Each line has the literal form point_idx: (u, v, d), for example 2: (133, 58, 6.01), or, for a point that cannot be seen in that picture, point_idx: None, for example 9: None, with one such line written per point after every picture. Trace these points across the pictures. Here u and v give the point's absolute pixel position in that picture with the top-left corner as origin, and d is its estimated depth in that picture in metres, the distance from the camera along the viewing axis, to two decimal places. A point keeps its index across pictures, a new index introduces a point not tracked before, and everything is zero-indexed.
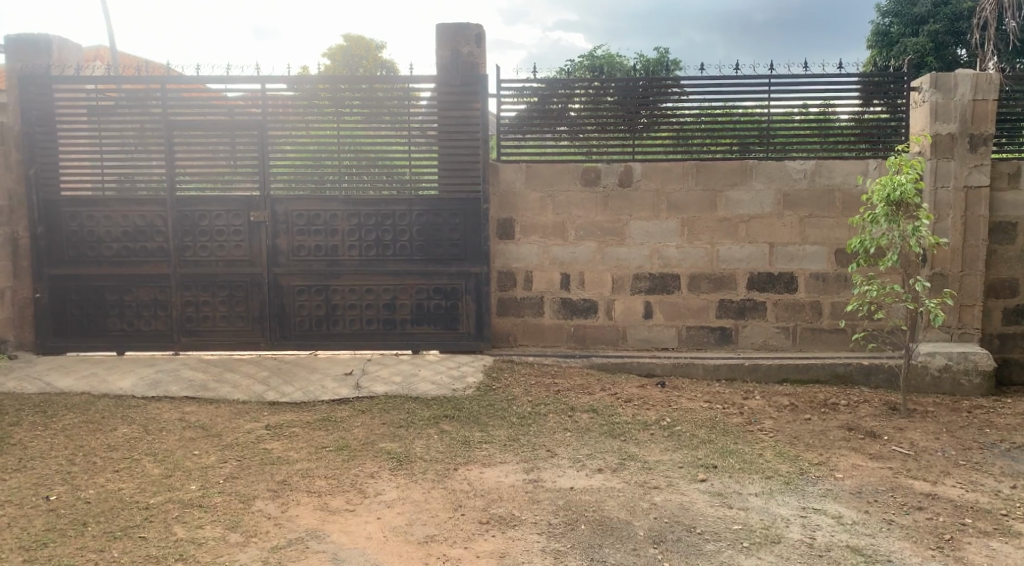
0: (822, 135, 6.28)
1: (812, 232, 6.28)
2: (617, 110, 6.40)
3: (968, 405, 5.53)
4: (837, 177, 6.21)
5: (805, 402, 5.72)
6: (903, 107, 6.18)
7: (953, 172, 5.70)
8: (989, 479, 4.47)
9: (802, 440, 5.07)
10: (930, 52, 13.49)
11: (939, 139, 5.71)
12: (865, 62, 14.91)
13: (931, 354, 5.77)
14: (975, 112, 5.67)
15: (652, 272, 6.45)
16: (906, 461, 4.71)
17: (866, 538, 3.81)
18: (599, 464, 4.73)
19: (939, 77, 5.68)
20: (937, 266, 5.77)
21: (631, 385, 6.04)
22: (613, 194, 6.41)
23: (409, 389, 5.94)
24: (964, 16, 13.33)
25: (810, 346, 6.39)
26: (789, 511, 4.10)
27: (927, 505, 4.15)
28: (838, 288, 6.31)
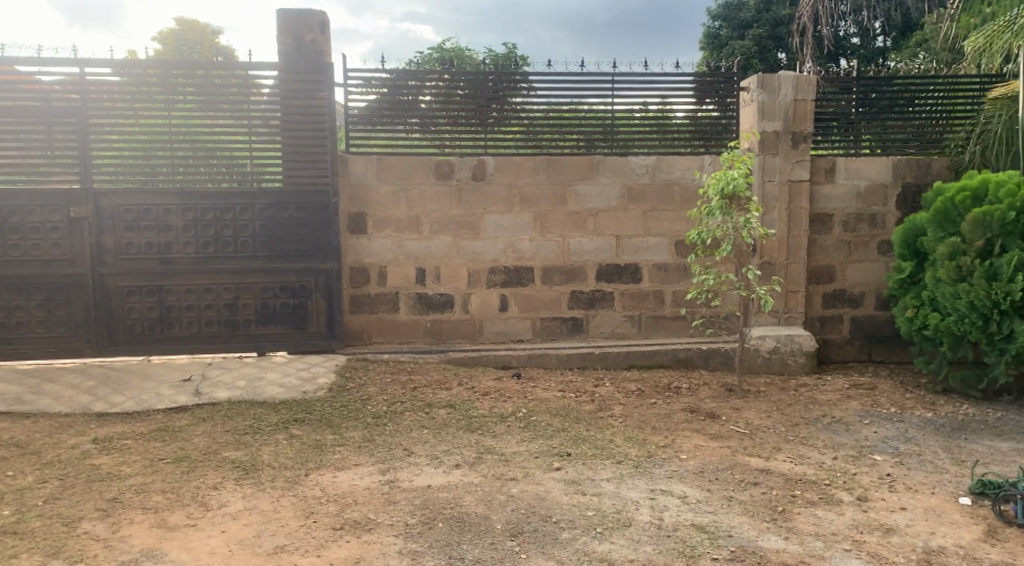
0: (661, 132, 6.52)
1: (655, 225, 6.52)
2: (467, 103, 6.35)
3: (795, 384, 5.96)
4: (676, 172, 6.48)
5: (651, 387, 5.94)
6: (733, 106, 6.52)
7: (778, 168, 6.11)
8: (814, 452, 4.83)
9: (650, 424, 5.25)
10: (754, 55, 14.47)
11: (765, 136, 6.09)
12: (699, 63, 15.82)
13: (762, 337, 6.16)
14: (796, 112, 6.09)
15: (506, 265, 6.45)
16: (743, 439, 5.01)
17: (708, 515, 3.99)
18: (456, 460, 4.65)
19: (765, 77, 6.05)
20: (766, 255, 6.18)
21: (488, 378, 6.01)
22: (466, 188, 6.34)
23: (255, 393, 5.58)
24: (782, 22, 14.42)
25: (655, 333, 6.64)
26: (639, 494, 4.22)
27: (761, 480, 4.42)
28: (678, 278, 6.59)
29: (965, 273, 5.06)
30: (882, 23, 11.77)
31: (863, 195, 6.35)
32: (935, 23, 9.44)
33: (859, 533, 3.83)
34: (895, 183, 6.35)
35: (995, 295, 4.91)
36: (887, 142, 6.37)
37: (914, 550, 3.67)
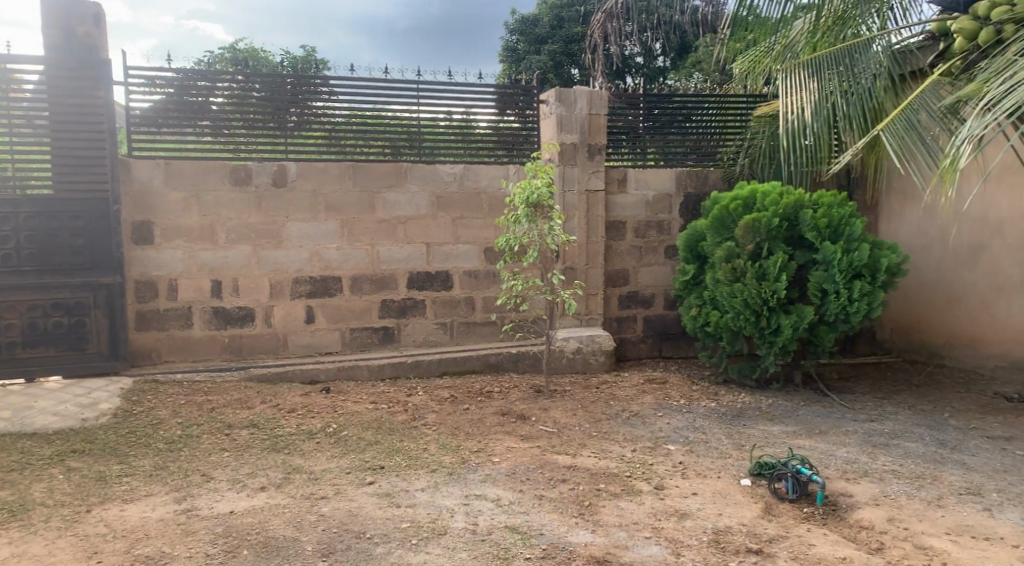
0: (465, 141, 6.58)
1: (463, 232, 6.58)
2: (264, 107, 6.03)
3: (597, 381, 6.27)
4: (483, 180, 6.59)
5: (463, 392, 5.97)
6: (533, 118, 6.75)
7: (576, 178, 6.42)
8: (616, 446, 5.11)
9: (462, 430, 5.28)
10: (550, 70, 15.15)
11: (564, 147, 6.37)
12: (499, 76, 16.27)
13: (566, 339, 6.41)
14: (590, 125, 6.44)
15: (312, 275, 6.20)
16: (551, 438, 5.18)
17: (521, 516, 4.07)
18: (262, 482, 4.37)
19: (562, 91, 6.33)
20: (568, 261, 6.45)
21: (294, 394, 5.72)
22: (266, 195, 6.01)
23: (22, 425, 4.89)
24: (574, 40, 15.24)
25: (466, 339, 6.68)
26: (454, 501, 4.22)
27: (570, 476, 4.60)
28: (487, 284, 6.69)
29: (739, 274, 5.61)
30: (661, 46, 12.83)
31: (651, 204, 6.84)
32: (707, 47, 10.45)
33: (658, 520, 4.10)
34: (679, 193, 6.91)
35: (765, 293, 5.50)
36: (669, 154, 6.92)
37: (705, 532, 3.98)
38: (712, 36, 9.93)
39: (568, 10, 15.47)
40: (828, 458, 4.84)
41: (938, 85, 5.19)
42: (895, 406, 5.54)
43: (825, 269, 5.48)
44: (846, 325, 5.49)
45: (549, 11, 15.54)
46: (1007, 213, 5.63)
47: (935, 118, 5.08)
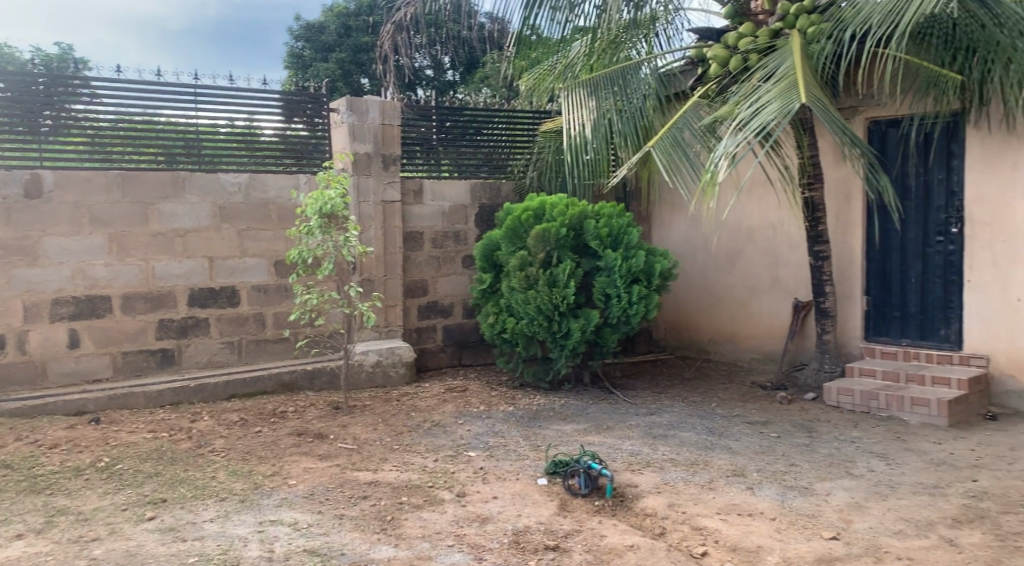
0: (250, 149, 6.26)
1: (251, 245, 6.25)
2: (11, 108, 5.35)
3: (397, 394, 6.20)
4: (271, 191, 6.30)
5: (254, 414, 5.65)
6: (321, 126, 6.58)
7: (371, 188, 6.35)
8: (418, 457, 5.10)
9: (255, 454, 5.00)
10: (339, 78, 14.89)
11: (358, 157, 6.26)
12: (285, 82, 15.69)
13: (364, 353, 6.28)
14: (384, 135, 6.40)
15: (76, 295, 5.56)
16: (351, 456, 5.06)
17: (320, 538, 3.92)
18: (17, 530, 3.84)
19: (353, 100, 6.23)
20: (365, 272, 6.34)
21: (56, 428, 5.09)
22: (17, 207, 5.32)
23: None
24: (362, 49, 15.09)
25: (257, 358, 6.33)
26: (247, 529, 3.97)
27: (370, 493, 4.52)
28: (279, 299, 6.40)
29: (532, 281, 5.83)
30: (449, 59, 13.08)
31: (447, 214, 6.93)
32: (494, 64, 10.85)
33: (459, 527, 4.14)
34: (473, 204, 7.07)
35: (556, 300, 5.76)
36: (463, 167, 7.06)
37: (505, 534, 4.09)
38: (499, 55, 10.33)
39: (356, 19, 15.28)
40: (616, 452, 5.17)
41: (698, 107, 5.73)
42: (672, 399, 6.04)
43: (608, 275, 5.85)
44: (627, 326, 5.90)
45: (336, 18, 15.27)
46: (757, 221, 6.37)
47: (697, 136, 5.60)
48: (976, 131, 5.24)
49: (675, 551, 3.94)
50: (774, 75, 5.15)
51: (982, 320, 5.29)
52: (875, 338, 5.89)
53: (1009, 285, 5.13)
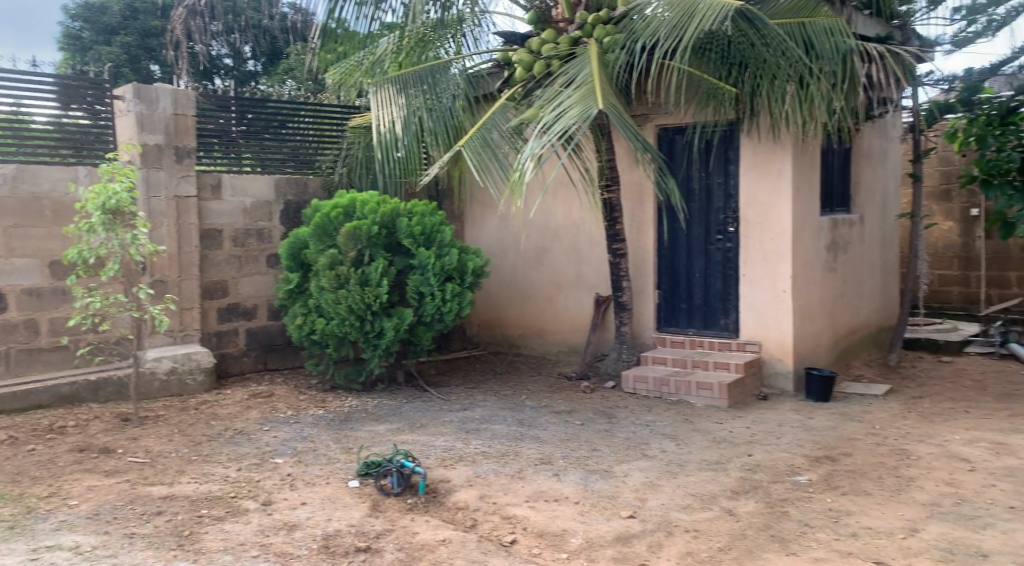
0: (17, 137, 5.63)
1: (19, 244, 5.64)
2: None
3: (195, 402, 5.84)
4: (44, 184, 5.71)
5: (27, 432, 5.09)
6: (104, 115, 6.07)
7: (163, 182, 5.95)
8: (218, 467, 4.84)
9: (26, 475, 4.51)
10: (125, 64, 13.81)
11: (147, 149, 5.84)
12: (61, 65, 14.25)
13: (158, 359, 5.86)
14: (177, 126, 6.01)
15: None
16: (142, 470, 4.70)
17: (107, 560, 3.61)
18: None
19: (140, 88, 5.80)
20: (156, 273, 5.93)
21: None
22: None
23: None
24: (151, 33, 14.07)
25: (31, 369, 5.70)
26: (17, 558, 3.57)
27: (165, 508, 4.22)
28: (55, 303, 5.81)
29: (342, 280, 5.72)
30: (248, 49, 12.54)
31: (249, 212, 6.63)
32: (298, 55, 10.60)
33: (265, 537, 3.97)
34: (278, 201, 6.81)
35: (368, 299, 5.69)
36: (267, 161, 6.80)
37: (314, 539, 3.97)
38: (302, 45, 10.11)
39: (143, 1, 14.20)
40: (428, 449, 5.20)
41: (505, 109, 5.88)
42: (483, 394, 6.17)
43: (421, 273, 5.86)
44: (440, 324, 5.95)
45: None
46: (563, 220, 6.67)
47: (504, 137, 5.75)
48: (749, 139, 5.81)
49: (485, 542, 4.03)
50: (574, 80, 5.40)
51: (756, 310, 5.87)
52: (667, 329, 6.34)
53: (777, 278, 5.74)
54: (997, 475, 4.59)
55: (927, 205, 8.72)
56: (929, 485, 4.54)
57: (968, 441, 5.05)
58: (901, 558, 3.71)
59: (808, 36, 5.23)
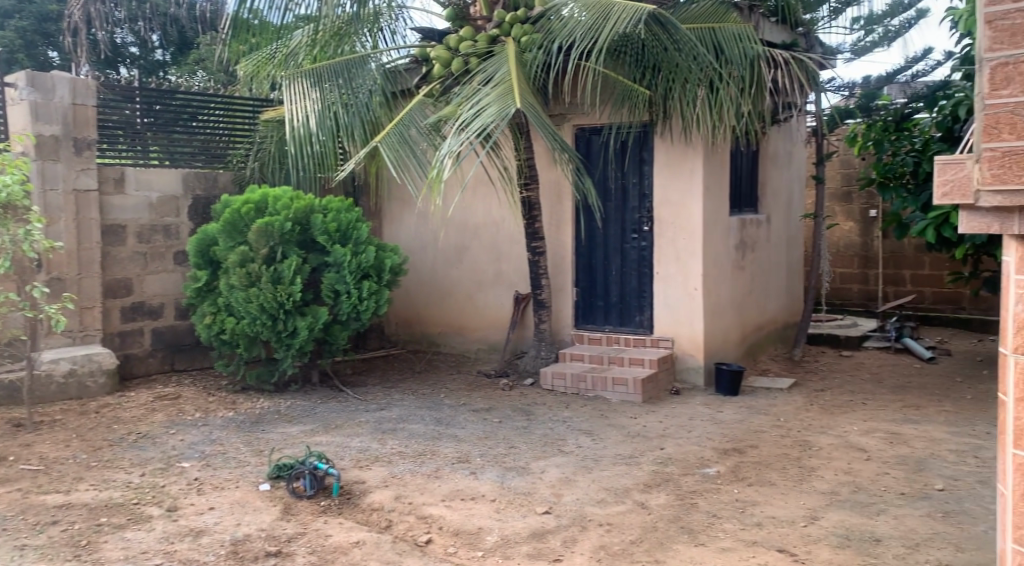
0: None
1: None
2: None
3: (95, 406, 5.58)
4: None
5: None
6: None
7: (61, 175, 5.67)
8: (120, 473, 4.64)
9: None
10: (20, 50, 13.12)
11: (42, 140, 5.56)
12: None
13: (55, 361, 5.57)
14: (75, 116, 5.74)
15: None
16: (35, 478, 4.47)
17: None
18: None
19: (35, 75, 5.51)
20: (53, 271, 5.65)
21: None
22: None
23: None
24: (50, 18, 13.39)
25: None
26: None
27: (61, 517, 4.02)
28: None
29: (254, 278, 5.57)
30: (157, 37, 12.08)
31: (155, 207, 6.39)
32: (208, 44, 10.29)
33: (169, 544, 3.83)
34: (186, 196, 6.58)
35: (281, 297, 5.56)
36: (175, 154, 6.58)
37: (222, 545, 3.85)
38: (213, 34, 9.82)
39: None
40: (343, 450, 5.12)
41: (422, 105, 5.82)
42: (401, 393, 6.12)
43: (337, 271, 5.76)
44: (356, 322, 5.86)
45: None
46: (481, 218, 6.68)
47: (422, 134, 5.68)
48: (662, 141, 5.94)
49: (400, 542, 3.99)
50: (492, 79, 5.39)
51: (669, 307, 6.02)
52: (584, 326, 6.42)
53: (689, 275, 5.90)
54: (891, 463, 4.83)
55: (829, 206, 9.11)
56: (829, 474, 4.75)
57: (865, 431, 5.31)
58: (802, 545, 3.86)
59: (718, 41, 5.38)
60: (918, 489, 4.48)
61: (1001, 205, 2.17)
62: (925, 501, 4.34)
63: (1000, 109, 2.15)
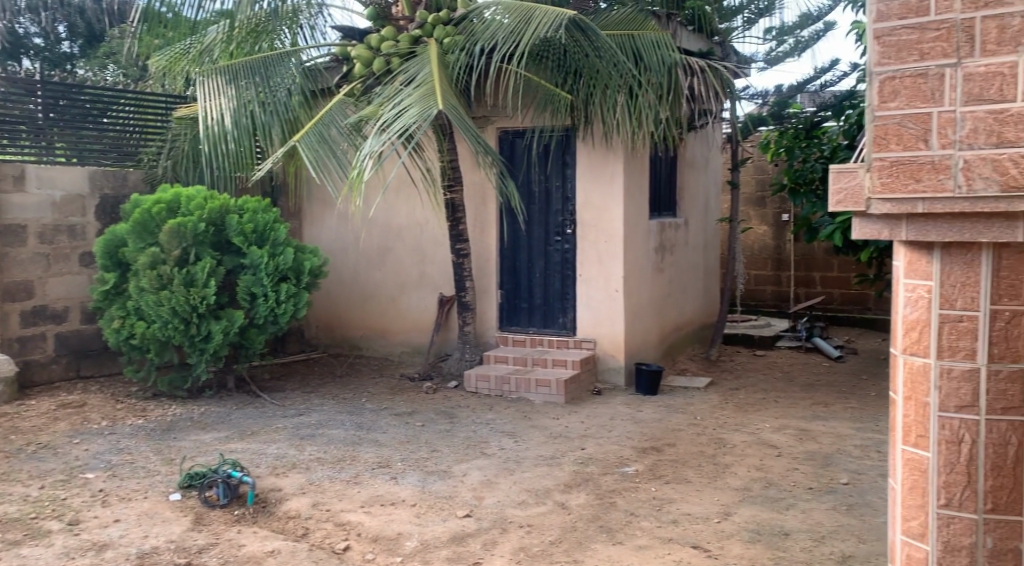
0: None
1: None
2: None
3: None
4: None
5: None
6: None
7: None
8: (17, 486, 4.41)
9: None
10: None
11: None
12: None
13: None
14: None
15: None
16: None
17: None
18: None
19: None
20: None
21: None
22: None
23: None
24: None
25: None
26: None
27: None
28: None
29: (165, 281, 5.38)
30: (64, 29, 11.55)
31: (59, 206, 6.10)
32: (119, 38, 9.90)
33: (69, 559, 3.66)
34: (93, 194, 6.31)
35: (194, 300, 5.40)
36: (83, 151, 6.33)
37: (127, 558, 3.70)
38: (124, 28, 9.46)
39: None
40: (259, 457, 4.99)
41: (343, 105, 5.72)
42: (320, 398, 6.02)
43: (253, 273, 5.62)
44: (274, 326, 5.74)
45: None
46: (404, 220, 6.63)
47: (343, 134, 5.54)
48: (584, 145, 6.00)
49: (317, 550, 3.91)
50: (414, 79, 5.34)
51: (591, 309, 6.09)
52: (508, 328, 6.43)
53: (610, 277, 5.99)
54: (800, 458, 5.01)
55: (745, 210, 9.39)
56: (742, 470, 4.88)
57: (776, 428, 5.49)
58: (715, 541, 3.96)
59: (637, 49, 5.50)
60: (825, 483, 4.65)
61: (889, 213, 2.09)
62: (831, 494, 4.51)
63: (888, 121, 2.06)
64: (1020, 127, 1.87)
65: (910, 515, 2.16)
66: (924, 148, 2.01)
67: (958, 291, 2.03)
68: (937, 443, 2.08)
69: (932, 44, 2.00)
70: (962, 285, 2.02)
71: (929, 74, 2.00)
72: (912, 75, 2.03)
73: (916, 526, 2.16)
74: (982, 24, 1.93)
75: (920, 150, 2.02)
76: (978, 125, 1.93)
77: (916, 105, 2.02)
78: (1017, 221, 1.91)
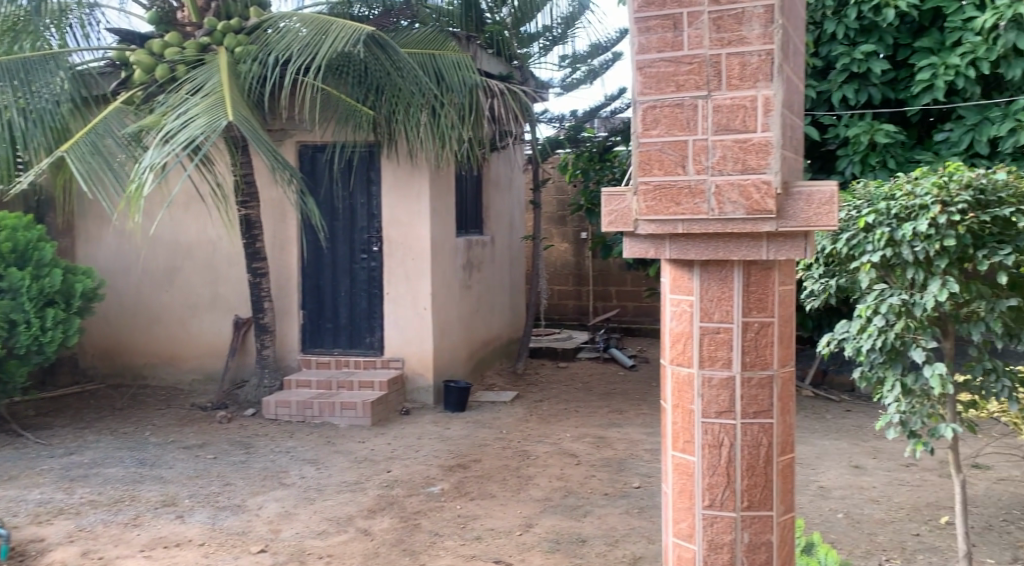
0: None
1: None
2: None
3: None
4: None
5: None
6: None
7: None
8: None
9: None
10: None
11: None
12: None
13: None
14: None
15: None
16: None
17: None
18: None
19: None
20: None
21: None
22: None
23: None
24: None
25: None
26: None
27: None
28: None
29: None
30: None
31: None
32: None
33: None
34: None
35: None
36: None
37: None
38: None
39: None
40: (17, 505, 4.40)
41: (121, 112, 5.23)
42: (96, 434, 5.47)
43: (13, 297, 4.99)
44: (39, 357, 5.14)
45: None
46: (194, 237, 6.23)
47: (120, 145, 5.04)
48: (388, 161, 5.94)
49: None
50: (202, 88, 5.01)
51: (398, 327, 6.01)
52: (311, 350, 6.21)
53: (418, 295, 5.95)
54: (597, 466, 5.22)
55: (547, 228, 9.75)
56: (544, 481, 4.99)
57: (575, 437, 5.69)
58: (517, 554, 3.99)
59: (438, 68, 5.52)
60: (619, 488, 4.87)
61: (654, 233, 2.01)
62: (624, 499, 4.72)
63: (649, 147, 1.98)
64: (764, 156, 1.87)
65: (680, 518, 2.12)
66: (681, 173, 1.95)
67: (714, 305, 2.02)
68: (701, 447, 2.06)
69: (685, 77, 1.93)
70: (718, 299, 2.02)
71: (685, 105, 1.94)
72: (670, 105, 1.95)
73: (685, 528, 2.12)
74: (727, 60, 1.89)
75: (679, 175, 1.95)
76: (727, 153, 1.90)
77: (674, 133, 1.95)
78: (763, 241, 1.94)
